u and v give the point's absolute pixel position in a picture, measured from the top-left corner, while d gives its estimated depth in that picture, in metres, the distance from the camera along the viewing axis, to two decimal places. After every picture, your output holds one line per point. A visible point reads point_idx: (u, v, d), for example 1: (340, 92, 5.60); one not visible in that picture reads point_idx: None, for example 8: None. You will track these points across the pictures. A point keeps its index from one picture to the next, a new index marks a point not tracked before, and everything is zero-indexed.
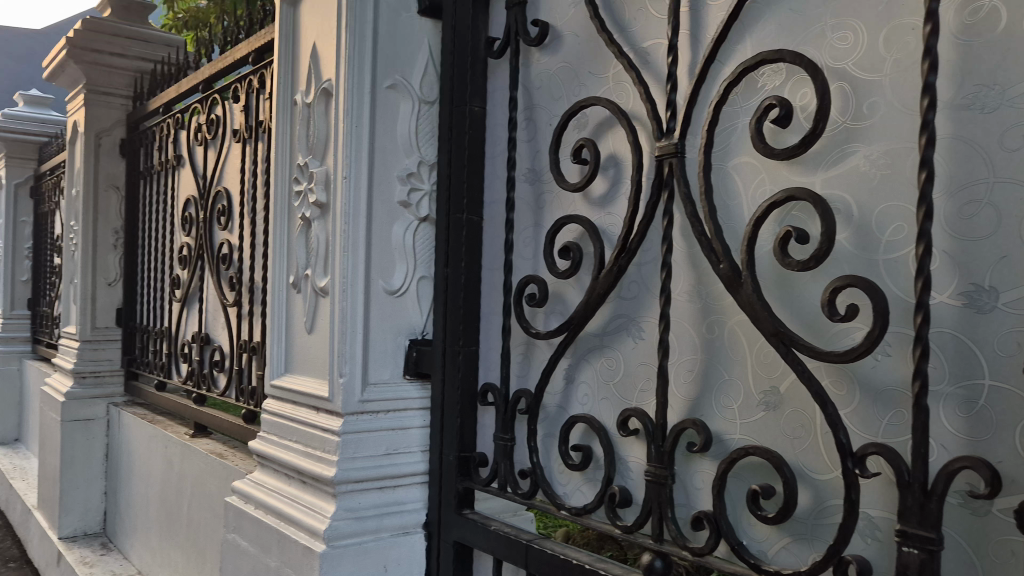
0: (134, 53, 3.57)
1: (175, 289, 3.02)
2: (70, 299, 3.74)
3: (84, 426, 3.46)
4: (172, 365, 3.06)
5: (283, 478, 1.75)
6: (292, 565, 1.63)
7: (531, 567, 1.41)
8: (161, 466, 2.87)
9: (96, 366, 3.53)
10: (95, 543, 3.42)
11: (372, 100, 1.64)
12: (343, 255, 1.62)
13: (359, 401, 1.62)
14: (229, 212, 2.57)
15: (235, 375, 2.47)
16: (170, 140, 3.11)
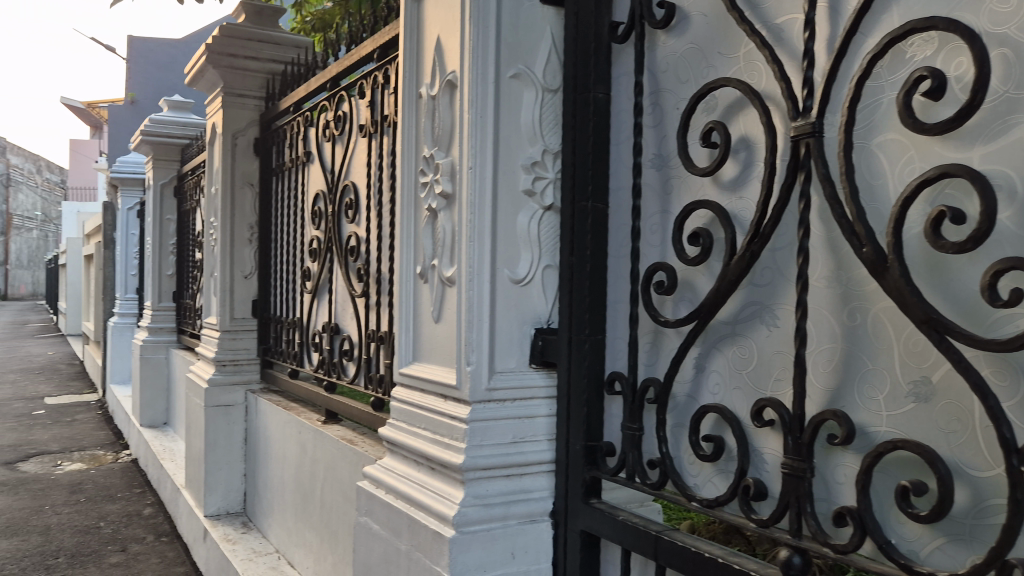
0: (267, 56, 3.73)
1: (306, 281, 3.14)
2: (210, 292, 3.95)
3: (225, 411, 3.64)
4: (304, 354, 3.19)
5: (412, 464, 1.79)
6: (422, 549, 1.67)
7: (661, 559, 1.39)
8: (295, 451, 2.99)
9: (235, 354, 3.72)
10: (236, 521, 3.62)
11: (495, 90, 1.65)
12: (469, 244, 1.64)
13: (486, 389, 1.64)
14: (356, 206, 2.65)
15: (364, 363, 2.55)
16: (301, 138, 3.23)
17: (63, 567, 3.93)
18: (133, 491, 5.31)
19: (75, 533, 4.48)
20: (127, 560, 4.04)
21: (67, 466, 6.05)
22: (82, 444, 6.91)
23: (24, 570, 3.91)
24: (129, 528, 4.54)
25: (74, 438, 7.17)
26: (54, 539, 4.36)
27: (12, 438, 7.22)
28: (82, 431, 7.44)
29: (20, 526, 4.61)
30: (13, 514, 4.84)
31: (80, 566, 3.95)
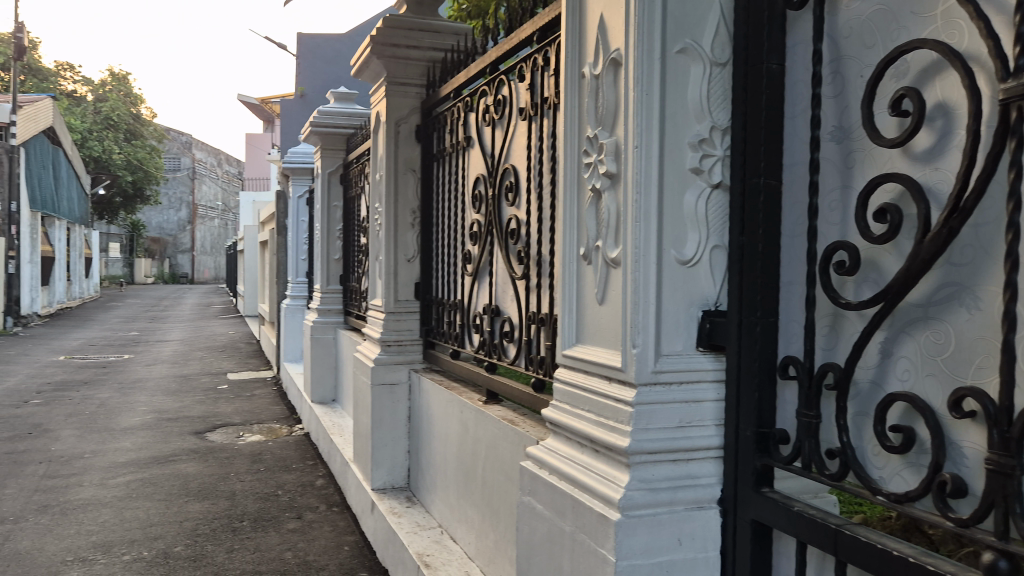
0: (428, 44, 3.82)
1: (467, 264, 3.21)
2: (375, 275, 4.12)
3: (390, 389, 3.80)
4: (465, 335, 3.26)
5: (576, 447, 1.79)
6: (587, 531, 1.66)
7: (841, 554, 1.31)
8: (457, 429, 3.08)
9: (399, 335, 3.86)
10: (401, 495, 3.77)
11: (661, 66, 1.61)
12: (634, 225, 1.61)
13: (652, 371, 1.62)
14: (516, 189, 2.67)
15: (525, 345, 2.57)
16: (461, 123, 3.29)
17: (247, 531, 4.25)
18: (306, 463, 5.65)
19: (256, 499, 4.83)
20: (302, 527, 4.31)
21: (248, 438, 6.52)
22: (261, 417, 7.42)
23: (214, 531, 4.26)
24: (304, 497, 4.83)
25: (253, 411, 7.71)
26: (239, 504, 4.72)
27: (201, 410, 7.86)
28: (261, 405, 8.00)
29: (210, 491, 5.03)
30: (204, 479, 5.28)
31: (262, 530, 4.25)
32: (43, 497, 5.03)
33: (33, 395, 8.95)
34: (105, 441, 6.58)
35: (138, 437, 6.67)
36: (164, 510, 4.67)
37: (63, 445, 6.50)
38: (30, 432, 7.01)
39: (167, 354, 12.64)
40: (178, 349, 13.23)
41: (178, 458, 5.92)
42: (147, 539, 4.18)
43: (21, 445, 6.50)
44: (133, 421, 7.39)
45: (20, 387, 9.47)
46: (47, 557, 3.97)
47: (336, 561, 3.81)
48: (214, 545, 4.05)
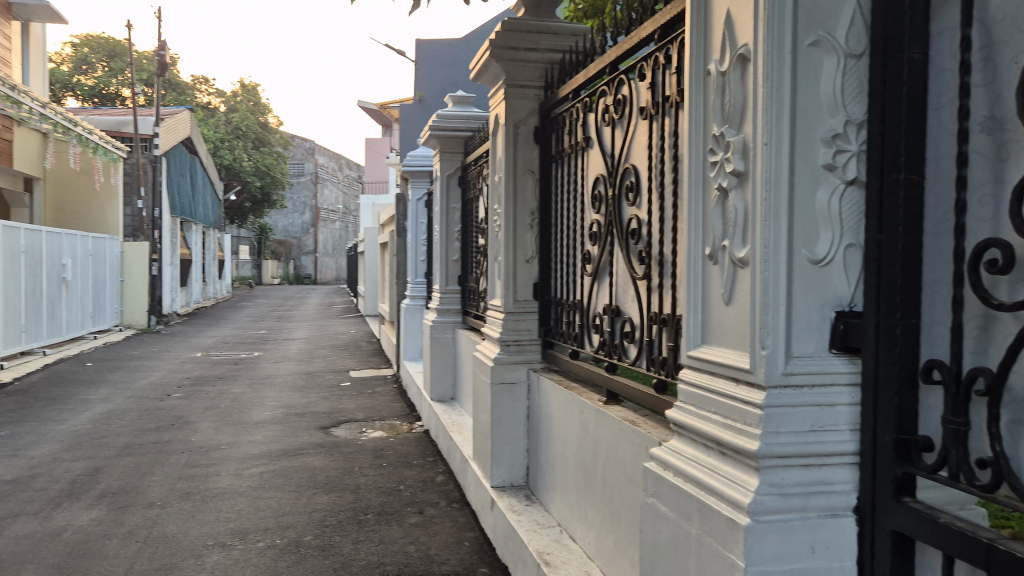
0: (546, 46, 3.89)
1: (586, 265, 3.21)
2: (495, 275, 4.18)
3: (509, 388, 3.85)
4: (585, 335, 3.27)
5: (702, 448, 1.77)
6: (714, 534, 1.64)
7: (994, 570, 1.24)
8: (577, 429, 3.09)
9: (518, 335, 3.90)
10: (520, 493, 3.81)
11: (792, 60, 1.57)
12: (763, 224, 1.58)
13: (782, 373, 1.58)
14: (637, 188, 2.66)
15: (646, 346, 2.56)
16: (580, 124, 3.30)
17: (372, 523, 4.39)
18: (427, 459, 5.78)
19: (380, 493, 4.98)
20: (424, 521, 4.41)
21: (371, 433, 6.73)
22: (383, 414, 7.64)
23: (341, 523, 4.43)
24: (425, 493, 4.95)
25: (375, 408, 7.96)
26: (364, 498, 4.89)
27: (326, 406, 8.18)
28: (382, 402, 8.25)
29: (336, 483, 5.23)
30: (330, 473, 5.50)
31: (386, 523, 4.39)
32: (185, 485, 5.36)
33: (174, 389, 9.56)
34: (239, 433, 6.95)
35: (269, 431, 7.01)
36: (294, 501, 4.89)
37: (202, 436, 6.91)
38: (173, 424, 7.49)
39: (294, 352, 13.21)
40: (304, 347, 13.80)
41: (306, 452, 6.19)
42: (279, 527, 4.39)
43: (165, 436, 6.95)
44: (264, 416, 7.77)
45: (163, 381, 10.13)
46: (191, 540, 4.24)
47: (457, 556, 3.89)
48: (342, 536, 4.22)
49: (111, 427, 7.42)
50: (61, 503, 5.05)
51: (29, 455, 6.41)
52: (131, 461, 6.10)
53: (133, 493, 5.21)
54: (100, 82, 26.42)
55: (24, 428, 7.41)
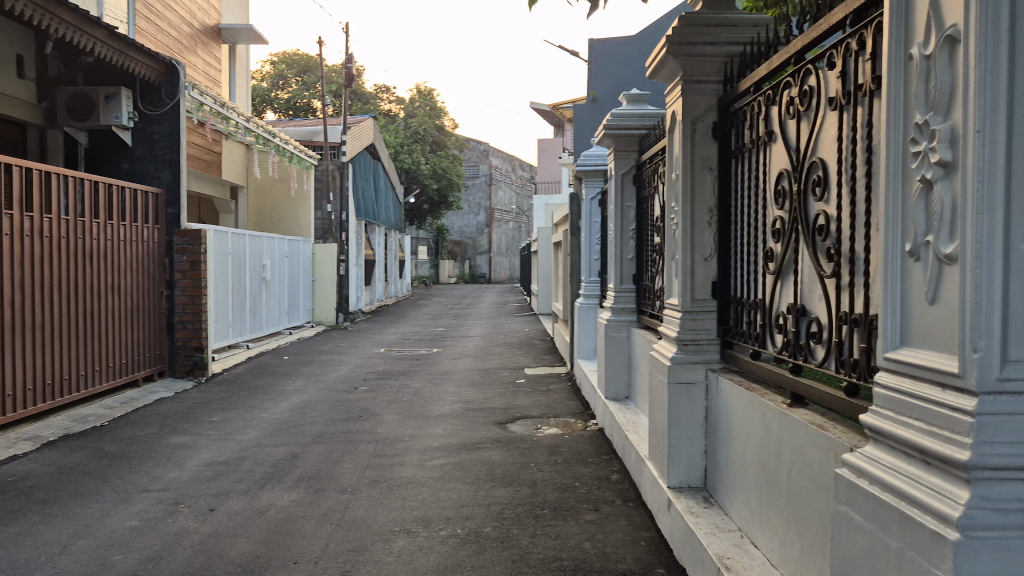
0: (725, 39, 3.79)
1: (769, 262, 3.10)
2: (672, 274, 4.12)
3: (687, 388, 3.78)
4: (767, 336, 3.16)
5: (902, 456, 1.67)
6: (916, 548, 1.55)
7: None
8: (759, 431, 2.99)
9: (696, 334, 3.84)
10: (698, 495, 3.74)
11: (1011, 39, 1.46)
12: (975, 217, 1.48)
13: (997, 379, 1.47)
14: (826, 182, 2.54)
15: (835, 347, 2.45)
16: (762, 117, 3.19)
17: (548, 518, 4.47)
18: (602, 457, 5.80)
19: (556, 489, 5.06)
20: (599, 519, 4.43)
21: (546, 430, 6.83)
22: (557, 411, 7.74)
23: (519, 516, 4.53)
24: (600, 491, 4.97)
25: (550, 405, 8.07)
26: (540, 493, 4.98)
27: (503, 402, 8.39)
28: (556, 400, 8.35)
29: (514, 477, 5.36)
30: (508, 467, 5.64)
31: (562, 519, 4.45)
32: (373, 473, 5.68)
33: (361, 382, 10.13)
34: (421, 426, 7.26)
35: (448, 425, 7.28)
36: (474, 492, 5.07)
37: (387, 427, 7.29)
38: (361, 415, 7.95)
39: (471, 349, 13.62)
40: (480, 344, 14.21)
41: (484, 446, 6.38)
42: (461, 517, 4.55)
43: (354, 426, 7.39)
44: (444, 410, 8.07)
45: (351, 375, 10.77)
46: (380, 525, 4.48)
47: (634, 555, 3.88)
48: (519, 529, 4.32)
49: (306, 416, 7.99)
50: (265, 484, 5.50)
51: (237, 439, 7.01)
52: (325, 449, 6.53)
53: (327, 478, 5.58)
54: (294, 95, 28.42)
55: (232, 415, 8.12)
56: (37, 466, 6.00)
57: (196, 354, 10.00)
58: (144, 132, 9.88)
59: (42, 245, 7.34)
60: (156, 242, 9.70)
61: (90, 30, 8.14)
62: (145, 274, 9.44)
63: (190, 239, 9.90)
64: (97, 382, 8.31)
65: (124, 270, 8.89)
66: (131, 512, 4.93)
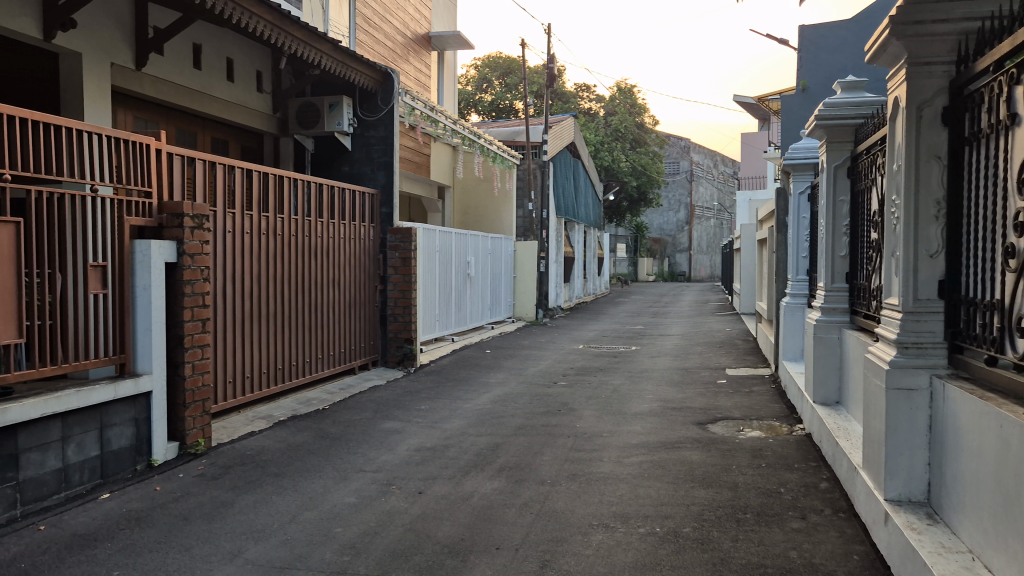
0: (960, 15, 3.45)
1: (1009, 259, 2.83)
2: (891, 272, 3.85)
3: (907, 395, 3.52)
4: (1006, 340, 2.88)
5: None
6: None
7: None
8: (996, 446, 2.72)
9: (919, 336, 3.55)
10: (919, 511, 3.46)
11: None
12: None
13: None
14: None
15: None
16: (1003, 99, 2.91)
17: (751, 523, 4.32)
18: (809, 463, 5.53)
19: (760, 494, 4.88)
20: (807, 528, 4.23)
21: (749, 433, 6.61)
22: (761, 414, 7.46)
23: (719, 519, 4.42)
24: (808, 499, 4.74)
25: (753, 407, 7.79)
26: (743, 496, 4.82)
27: (703, 402, 8.21)
28: (760, 402, 8.04)
29: (715, 479, 5.23)
30: (708, 468, 5.52)
31: (766, 525, 4.29)
32: (572, 466, 5.77)
33: (560, 377, 10.29)
34: (619, 423, 7.27)
35: (646, 423, 7.24)
36: (673, 492, 4.99)
37: (586, 423, 7.36)
38: (559, 409, 8.09)
39: (670, 348, 13.41)
40: (680, 343, 13.97)
41: (683, 446, 6.28)
42: (660, 516, 4.51)
43: (553, 420, 7.53)
44: (643, 408, 8.03)
45: (551, 370, 10.97)
46: (578, 518, 4.54)
47: (845, 569, 3.66)
48: (720, 532, 4.21)
49: (507, 408, 8.23)
50: (469, 471, 5.74)
51: (444, 427, 7.37)
52: (525, 441, 6.70)
53: (527, 469, 5.73)
54: (498, 97, 29.34)
55: (439, 404, 8.54)
56: (270, 442, 6.62)
57: (406, 345, 10.61)
58: (363, 137, 10.63)
59: (276, 242, 8.10)
60: (372, 240, 10.38)
61: (317, 44, 8.87)
62: (362, 270, 10.14)
63: (401, 237, 10.47)
64: (320, 368, 9.05)
65: (343, 266, 9.60)
66: (351, 489, 5.32)
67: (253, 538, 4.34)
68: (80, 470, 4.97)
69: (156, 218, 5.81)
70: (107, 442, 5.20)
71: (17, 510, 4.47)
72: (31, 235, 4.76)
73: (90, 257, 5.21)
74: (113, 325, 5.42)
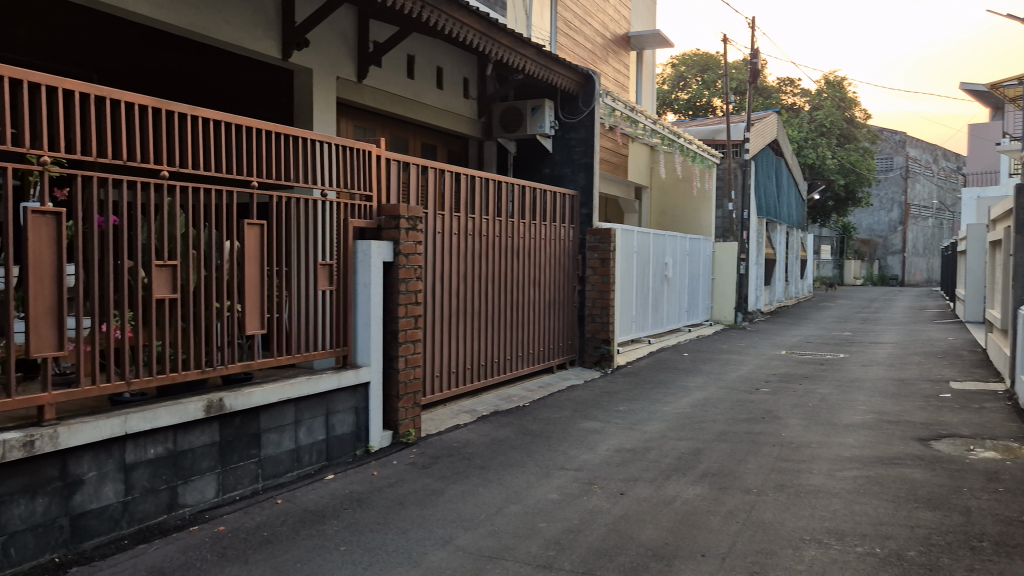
0: None
1: None
2: None
3: None
4: None
5: None
6: None
7: None
8: None
9: None
10: None
11: None
12: None
13: None
14: None
15: None
16: None
17: (988, 553, 3.95)
18: None
19: (997, 521, 4.44)
20: None
21: (981, 453, 6.04)
22: (995, 433, 6.78)
23: (950, 545, 4.07)
24: None
25: (984, 425, 7.10)
26: (977, 522, 4.41)
27: (924, 416, 7.60)
28: (993, 420, 7.32)
29: (942, 501, 4.82)
30: (935, 488, 5.10)
31: (1007, 556, 3.90)
32: (780, 477, 5.54)
33: (763, 384, 9.90)
34: (829, 434, 6.89)
35: (860, 436, 6.80)
36: (894, 512, 4.66)
37: (792, 432, 7.04)
38: (764, 416, 7.79)
39: (885, 357, 12.51)
40: (895, 352, 13.01)
41: (903, 462, 5.84)
42: (880, 536, 4.23)
43: (758, 428, 7.26)
44: (856, 420, 7.55)
45: (753, 376, 10.57)
46: (788, 531, 4.36)
47: None
48: (952, 559, 3.88)
49: (708, 413, 8.03)
50: (670, 475, 5.65)
51: (643, 430, 7.31)
52: (728, 448, 6.51)
53: (731, 477, 5.57)
54: (695, 96, 28.77)
55: (637, 406, 8.49)
56: (475, 436, 6.88)
57: (604, 345, 10.64)
58: (563, 139, 10.79)
59: (481, 242, 8.39)
60: (572, 241, 10.49)
61: (522, 50, 9.11)
62: (562, 270, 10.28)
63: (600, 238, 10.51)
64: (519, 366, 9.28)
65: (543, 266, 9.78)
66: (553, 486, 5.42)
67: (463, 526, 4.52)
68: (311, 452, 5.41)
69: (375, 220, 6.19)
70: (332, 427, 5.62)
71: (259, 483, 4.95)
72: (272, 235, 5.23)
73: (319, 256, 5.64)
74: (337, 319, 5.86)
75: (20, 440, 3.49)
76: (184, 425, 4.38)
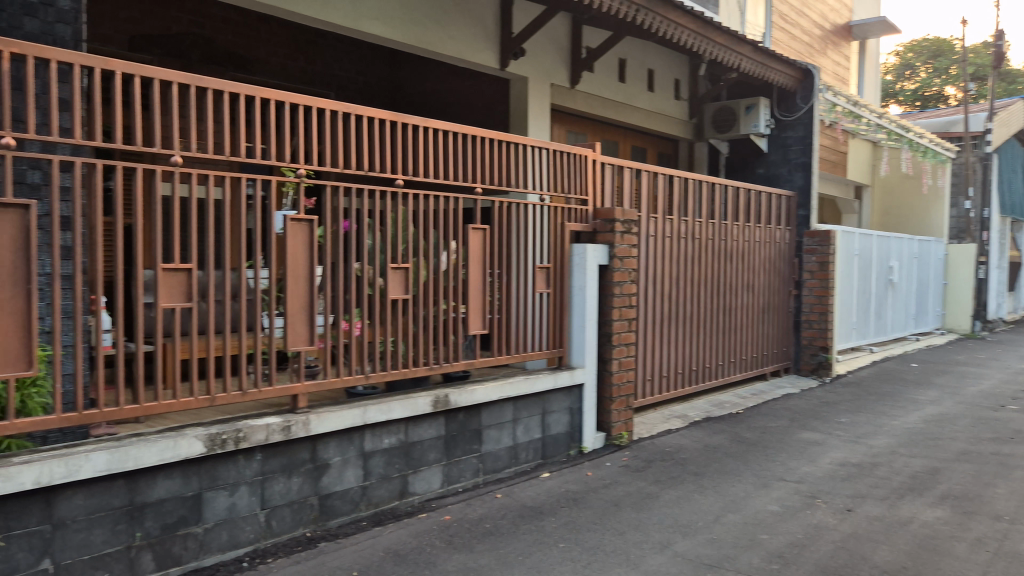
0: None
1: None
2: None
3: None
4: None
5: None
6: None
7: None
8: None
9: None
10: None
11: None
12: None
13: None
14: None
15: None
16: None
17: None
18: None
19: None
20: None
21: None
22: None
23: None
24: None
25: None
26: None
27: None
28: None
29: None
30: None
31: None
32: None
33: (1010, 400, 8.94)
34: None
35: None
36: None
37: None
38: (1013, 437, 7.04)
39: None
40: None
41: None
42: None
43: (1006, 449, 6.57)
44: None
45: (998, 391, 9.58)
46: None
47: None
48: None
49: (945, 430, 7.39)
50: (905, 495, 5.26)
51: (870, 444, 6.85)
52: (971, 469, 5.95)
53: (977, 501, 5.09)
54: (924, 84, 26.54)
55: (862, 418, 7.97)
56: (688, 442, 6.76)
57: (822, 353, 10.04)
58: (779, 138, 10.37)
59: (693, 245, 8.23)
60: (789, 243, 10.04)
61: (738, 48, 8.86)
62: (777, 274, 9.88)
63: (819, 240, 9.92)
64: (732, 372, 9.02)
65: (758, 270, 9.44)
66: (773, 497, 5.22)
67: (680, 532, 4.47)
68: (527, 449, 5.57)
69: (591, 223, 6.24)
70: (548, 426, 5.76)
71: (480, 477, 5.16)
72: (494, 239, 5.44)
73: (537, 260, 5.79)
74: (553, 321, 5.98)
75: (280, 424, 3.88)
76: (415, 418, 4.66)
